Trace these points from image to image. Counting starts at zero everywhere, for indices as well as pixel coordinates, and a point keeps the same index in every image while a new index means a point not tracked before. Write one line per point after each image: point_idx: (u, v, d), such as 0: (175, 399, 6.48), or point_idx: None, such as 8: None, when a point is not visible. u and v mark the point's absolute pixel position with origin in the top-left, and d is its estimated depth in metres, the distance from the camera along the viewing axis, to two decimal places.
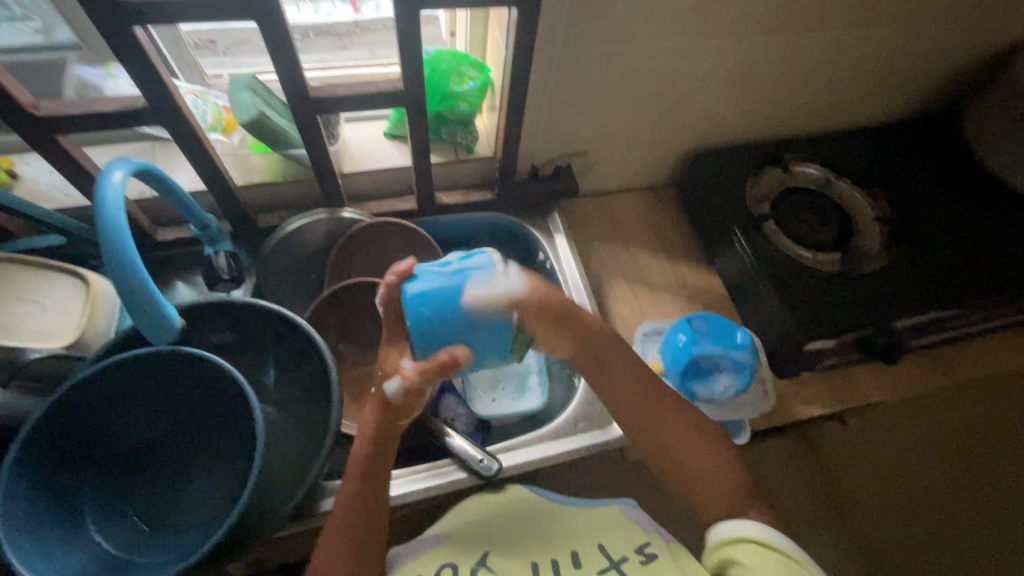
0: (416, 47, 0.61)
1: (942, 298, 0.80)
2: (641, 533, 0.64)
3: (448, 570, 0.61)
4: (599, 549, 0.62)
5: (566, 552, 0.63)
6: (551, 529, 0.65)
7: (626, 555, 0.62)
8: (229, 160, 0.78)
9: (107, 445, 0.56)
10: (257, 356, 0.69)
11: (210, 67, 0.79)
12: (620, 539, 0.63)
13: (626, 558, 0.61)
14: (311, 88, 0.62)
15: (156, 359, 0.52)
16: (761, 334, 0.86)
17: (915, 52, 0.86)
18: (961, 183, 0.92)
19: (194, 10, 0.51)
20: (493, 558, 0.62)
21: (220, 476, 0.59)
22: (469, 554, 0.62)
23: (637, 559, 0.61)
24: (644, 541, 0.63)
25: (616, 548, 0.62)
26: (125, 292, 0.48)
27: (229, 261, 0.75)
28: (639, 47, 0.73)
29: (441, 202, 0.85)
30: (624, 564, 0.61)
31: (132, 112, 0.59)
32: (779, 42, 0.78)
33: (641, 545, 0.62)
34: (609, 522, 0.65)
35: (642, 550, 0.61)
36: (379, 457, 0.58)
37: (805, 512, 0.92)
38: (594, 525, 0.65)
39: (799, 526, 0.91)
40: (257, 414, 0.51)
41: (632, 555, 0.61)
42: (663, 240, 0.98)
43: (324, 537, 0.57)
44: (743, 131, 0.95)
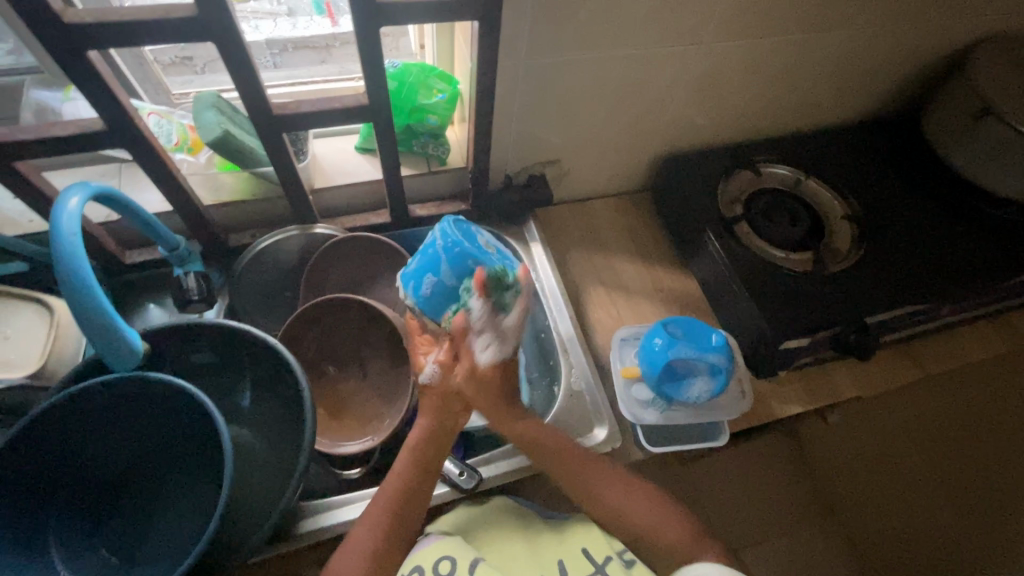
0: (379, 62, 0.61)
1: (909, 292, 0.81)
2: (621, 538, 0.63)
3: (445, 562, 0.59)
4: (581, 553, 0.62)
5: (550, 561, 0.61)
6: (535, 540, 0.63)
7: (609, 557, 0.61)
8: (195, 179, 0.77)
9: (74, 479, 0.55)
10: (231, 378, 0.68)
11: (177, 86, 0.79)
12: (601, 542, 0.62)
13: (608, 559, 0.61)
14: (272, 106, 0.61)
15: (120, 387, 0.51)
16: (737, 335, 0.87)
17: (878, 51, 0.88)
18: (925, 179, 0.94)
19: (147, 31, 0.50)
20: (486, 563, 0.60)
21: (193, 503, 0.58)
22: (466, 549, 0.60)
23: (620, 561, 0.60)
24: (624, 544, 0.62)
25: (597, 550, 0.62)
26: (84, 320, 0.47)
27: (199, 281, 0.73)
28: (605, 55, 0.73)
29: (415, 215, 0.85)
30: (608, 566, 0.60)
31: (90, 136, 0.58)
32: (743, 46, 0.79)
33: (621, 548, 0.62)
34: (587, 529, 0.64)
35: (624, 553, 0.61)
36: (422, 465, 0.63)
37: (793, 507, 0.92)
38: (570, 531, 0.64)
39: (789, 523, 0.91)
40: (225, 438, 0.50)
41: (614, 557, 0.61)
42: (639, 244, 0.99)
43: (353, 538, 0.58)
44: (713, 135, 0.96)
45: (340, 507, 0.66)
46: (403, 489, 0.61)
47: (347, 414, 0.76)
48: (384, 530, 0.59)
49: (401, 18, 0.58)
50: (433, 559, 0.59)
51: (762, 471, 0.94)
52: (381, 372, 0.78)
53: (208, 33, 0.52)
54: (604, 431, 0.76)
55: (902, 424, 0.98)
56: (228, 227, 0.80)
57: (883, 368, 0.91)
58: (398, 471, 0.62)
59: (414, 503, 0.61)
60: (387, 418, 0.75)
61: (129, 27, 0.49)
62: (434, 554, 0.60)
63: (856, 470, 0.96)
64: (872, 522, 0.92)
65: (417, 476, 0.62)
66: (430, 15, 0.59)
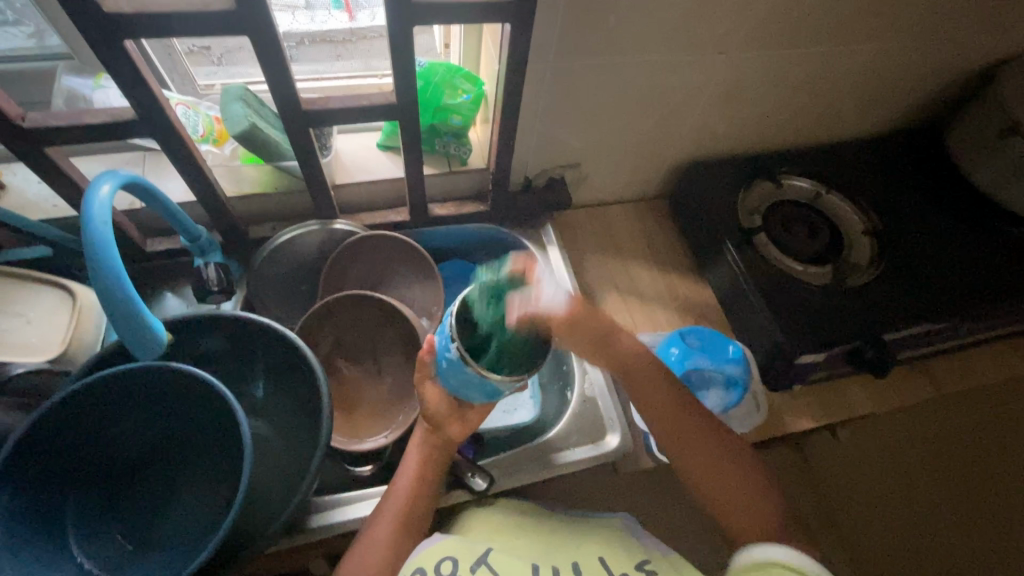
0: (410, 60, 0.61)
1: (928, 310, 0.81)
2: (641, 549, 0.62)
3: (448, 564, 0.60)
4: (599, 562, 0.61)
5: (567, 562, 0.62)
6: (553, 540, 0.65)
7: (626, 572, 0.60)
8: (220, 171, 0.77)
9: (92, 463, 0.55)
10: (248, 370, 0.68)
11: (203, 77, 0.80)
12: (623, 554, 0.62)
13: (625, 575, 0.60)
14: (301, 101, 0.61)
15: (143, 376, 0.51)
16: (752, 347, 0.86)
17: (906, 65, 0.87)
18: (948, 196, 0.93)
19: (184, 22, 0.50)
20: (494, 557, 0.61)
21: (208, 492, 0.58)
22: (469, 551, 0.62)
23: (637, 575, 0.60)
24: (646, 556, 0.61)
25: (616, 563, 0.61)
26: (110, 308, 0.47)
27: (218, 273, 0.72)
28: (633, 61, 0.73)
29: (434, 214, 0.85)
30: None
31: (122, 124, 0.58)
32: (771, 57, 0.78)
33: (642, 561, 0.61)
34: (608, 536, 0.65)
35: (642, 566, 0.60)
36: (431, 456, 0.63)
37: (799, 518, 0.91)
38: (592, 538, 0.65)
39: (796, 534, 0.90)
40: (244, 429, 0.50)
41: (633, 572, 0.60)
42: (656, 251, 0.99)
43: (368, 536, 0.59)
44: (735, 144, 0.95)
45: (359, 502, 0.67)
46: (413, 491, 0.61)
47: (360, 410, 0.76)
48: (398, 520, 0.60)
49: (434, 17, 0.58)
50: (435, 560, 0.60)
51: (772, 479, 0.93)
52: (394, 370, 0.78)
53: (244, 27, 0.52)
54: (617, 438, 0.74)
55: (911, 442, 0.97)
56: (248, 219, 0.81)
57: (897, 386, 0.91)
58: (403, 486, 0.61)
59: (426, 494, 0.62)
60: (402, 415, 0.75)
61: (167, 19, 0.49)
62: (433, 555, 0.61)
63: (862, 482, 0.95)
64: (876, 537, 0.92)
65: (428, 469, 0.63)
66: (463, 15, 0.59)
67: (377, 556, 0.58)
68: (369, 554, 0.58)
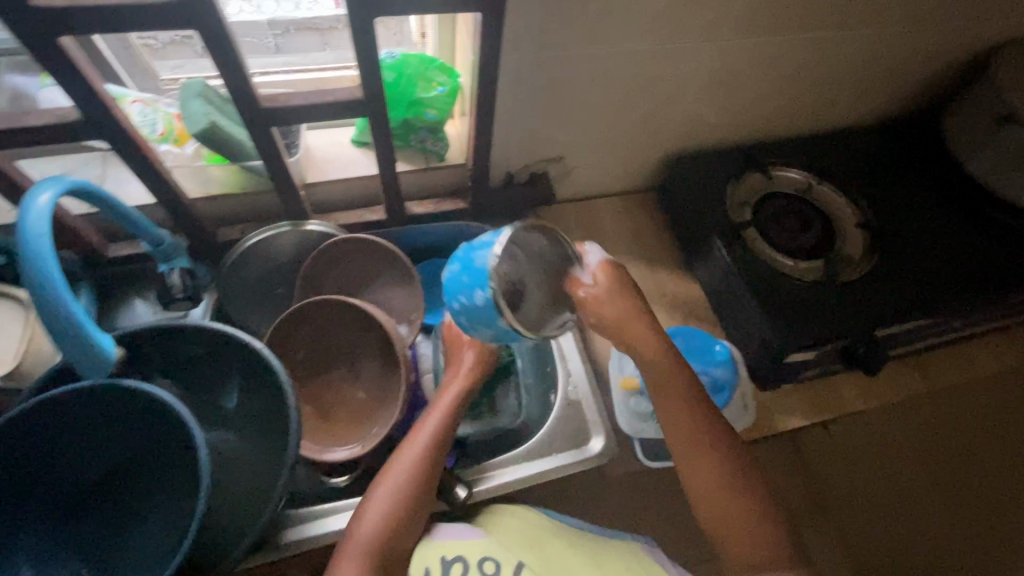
0: (374, 54, 0.57)
1: (921, 305, 0.78)
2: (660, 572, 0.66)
3: (490, 563, 0.65)
4: None
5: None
6: (578, 553, 0.67)
7: None
8: (182, 172, 0.72)
9: (46, 487, 0.52)
10: (216, 380, 0.65)
11: (168, 70, 0.75)
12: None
13: None
14: (261, 99, 0.58)
15: (92, 397, 0.48)
16: (742, 345, 0.84)
17: (902, 50, 0.83)
18: (943, 187, 0.90)
19: (124, 17, 0.47)
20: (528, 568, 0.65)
21: (169, 515, 0.55)
22: (509, 556, 0.65)
23: None
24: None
25: None
26: (53, 329, 0.44)
27: (183, 278, 0.70)
28: (614, 50, 0.70)
29: (411, 212, 0.82)
30: None
31: (67, 127, 0.54)
32: (760, 44, 0.75)
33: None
34: (627, 554, 0.67)
35: None
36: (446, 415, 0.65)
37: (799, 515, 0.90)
38: (615, 554, 0.67)
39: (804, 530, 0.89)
40: (202, 450, 0.48)
41: None
42: (644, 246, 0.96)
43: (377, 492, 0.60)
44: (724, 134, 0.92)
45: (334, 515, 0.65)
46: (427, 448, 0.63)
47: (336, 417, 0.74)
48: (410, 473, 0.61)
49: (398, 9, 0.55)
50: (478, 558, 0.65)
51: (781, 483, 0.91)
52: (372, 376, 0.75)
53: (190, 21, 0.48)
54: (601, 441, 0.72)
55: (913, 436, 0.95)
56: (217, 220, 0.77)
57: (890, 382, 0.89)
58: (423, 438, 0.63)
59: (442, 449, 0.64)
60: (378, 423, 0.72)
61: (104, 14, 0.46)
62: (477, 552, 0.65)
63: (864, 476, 0.94)
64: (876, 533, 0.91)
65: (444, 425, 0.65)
66: (429, 6, 0.55)
67: (376, 521, 0.58)
68: (371, 518, 0.58)
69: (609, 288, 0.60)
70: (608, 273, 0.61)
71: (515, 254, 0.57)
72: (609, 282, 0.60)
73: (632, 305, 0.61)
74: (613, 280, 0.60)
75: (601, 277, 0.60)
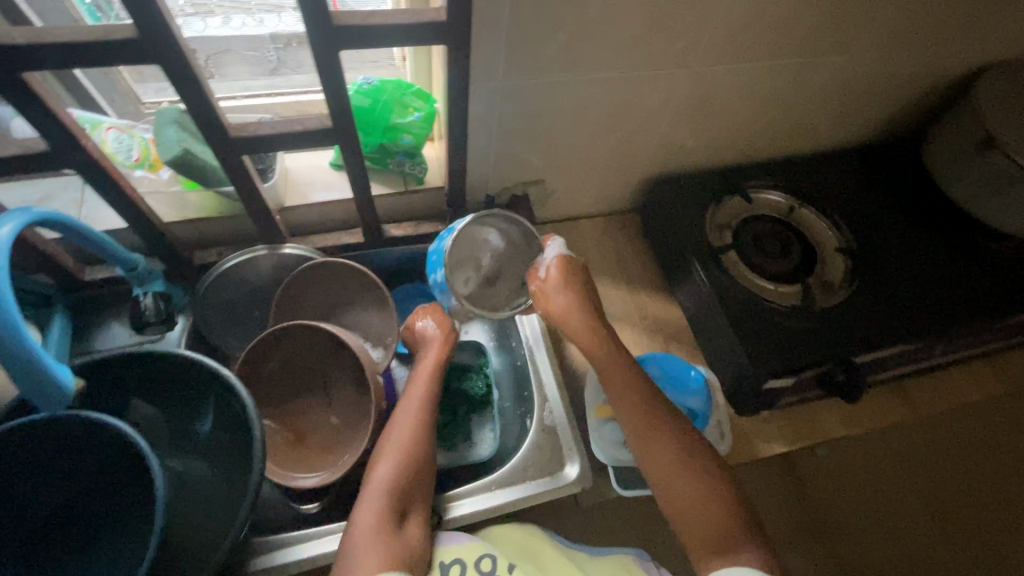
0: (341, 85, 0.57)
1: (900, 331, 0.78)
2: None
3: (488, 561, 0.66)
4: None
5: None
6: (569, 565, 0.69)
7: None
8: (156, 197, 0.73)
9: (7, 520, 0.51)
10: (187, 405, 0.65)
11: (149, 95, 0.76)
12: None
13: None
14: (230, 128, 0.58)
15: (47, 428, 0.48)
16: (721, 369, 0.84)
17: (878, 75, 0.83)
18: (924, 211, 0.90)
19: (87, 53, 0.47)
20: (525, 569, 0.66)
21: (133, 546, 0.53)
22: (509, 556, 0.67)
23: None
24: None
25: None
26: (8, 362, 0.44)
27: (157, 303, 0.70)
28: (586, 78, 0.70)
29: (389, 235, 0.83)
30: None
31: (34, 157, 0.55)
32: (735, 71, 0.75)
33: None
34: (619, 569, 0.69)
35: None
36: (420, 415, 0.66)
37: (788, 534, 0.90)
38: (607, 569, 0.69)
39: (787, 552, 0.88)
40: (158, 478, 0.47)
41: None
42: (625, 268, 0.96)
43: (364, 498, 0.60)
44: (704, 158, 0.92)
45: (300, 544, 0.65)
46: (407, 448, 0.63)
47: (308, 442, 0.73)
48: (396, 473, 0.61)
49: (363, 41, 0.55)
50: (477, 556, 0.65)
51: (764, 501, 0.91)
52: (345, 400, 0.75)
53: (152, 55, 0.49)
54: (576, 468, 0.72)
55: (900, 456, 0.95)
56: (194, 244, 0.78)
57: (872, 407, 0.88)
58: (402, 440, 0.64)
59: (423, 448, 0.64)
60: (349, 450, 0.71)
61: (65, 51, 0.46)
62: (475, 552, 0.66)
63: (852, 494, 0.93)
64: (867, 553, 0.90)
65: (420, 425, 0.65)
66: (394, 39, 0.56)
67: (371, 524, 0.57)
68: (365, 523, 0.57)
69: (558, 282, 0.70)
70: (562, 267, 0.71)
71: (476, 232, 0.73)
72: (560, 274, 0.70)
73: (576, 300, 0.69)
74: (566, 274, 0.70)
75: (553, 272, 0.70)
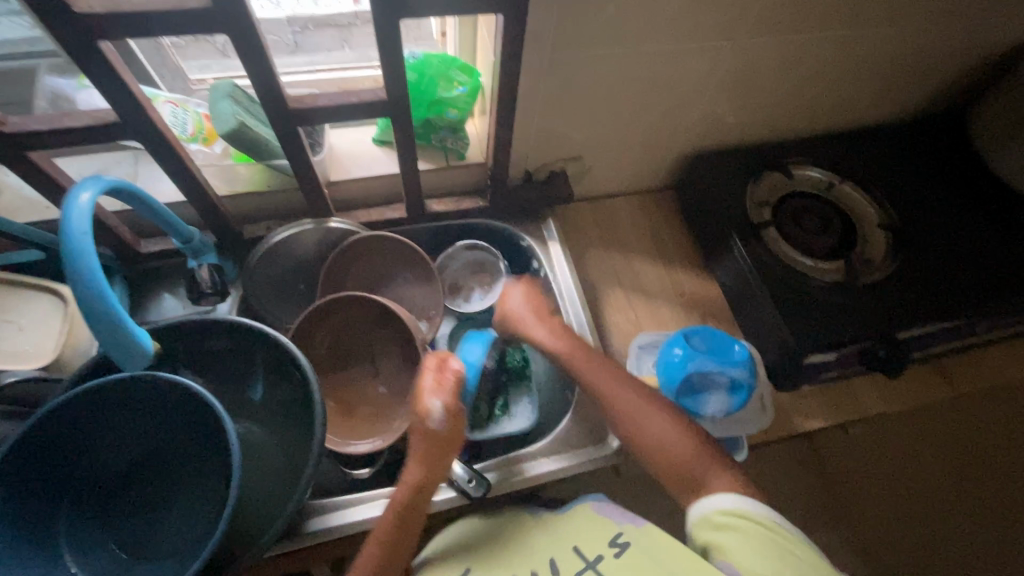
0: (398, 55, 0.58)
1: (945, 309, 0.77)
2: (613, 526, 0.60)
3: None
4: (574, 552, 0.59)
5: (546, 559, 0.60)
6: (532, 540, 0.62)
7: (602, 553, 0.58)
8: (209, 170, 0.75)
9: (87, 473, 0.54)
10: (245, 373, 0.67)
11: (195, 71, 0.77)
12: (596, 534, 0.60)
13: (601, 556, 0.58)
14: (288, 99, 0.59)
15: (127, 388, 0.50)
16: (761, 345, 0.84)
17: (927, 47, 0.82)
18: (968, 186, 0.89)
19: (162, 22, 0.48)
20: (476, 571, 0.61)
21: (202, 502, 0.56)
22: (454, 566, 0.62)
23: (611, 554, 0.57)
24: (618, 531, 0.59)
25: (589, 547, 0.59)
26: (95, 323, 0.46)
27: (212, 274, 0.72)
28: (634, 49, 0.70)
29: (431, 210, 0.83)
30: (600, 563, 0.57)
31: (103, 127, 0.56)
32: (782, 43, 0.74)
33: (614, 536, 0.59)
34: (580, 523, 0.62)
35: (614, 543, 0.58)
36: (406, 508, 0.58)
37: (813, 514, 0.91)
38: (569, 526, 0.62)
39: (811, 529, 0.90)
40: (233, 438, 0.49)
41: (607, 550, 0.58)
42: (662, 246, 0.96)
43: None
44: (743, 134, 0.92)
45: (353, 507, 0.67)
46: (387, 549, 0.57)
47: (357, 412, 0.75)
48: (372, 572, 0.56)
49: (421, 10, 0.55)
50: None
51: (785, 475, 0.93)
52: (392, 371, 0.77)
53: (221, 24, 0.50)
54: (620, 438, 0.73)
55: (927, 437, 0.95)
56: (242, 218, 0.79)
57: (911, 384, 0.88)
58: (378, 540, 0.57)
59: (404, 546, 0.58)
60: (397, 418, 0.73)
61: (143, 19, 0.47)
62: None
63: (877, 476, 0.93)
64: (888, 534, 0.91)
65: (403, 516, 0.58)
66: (451, 8, 0.56)
67: None
68: None
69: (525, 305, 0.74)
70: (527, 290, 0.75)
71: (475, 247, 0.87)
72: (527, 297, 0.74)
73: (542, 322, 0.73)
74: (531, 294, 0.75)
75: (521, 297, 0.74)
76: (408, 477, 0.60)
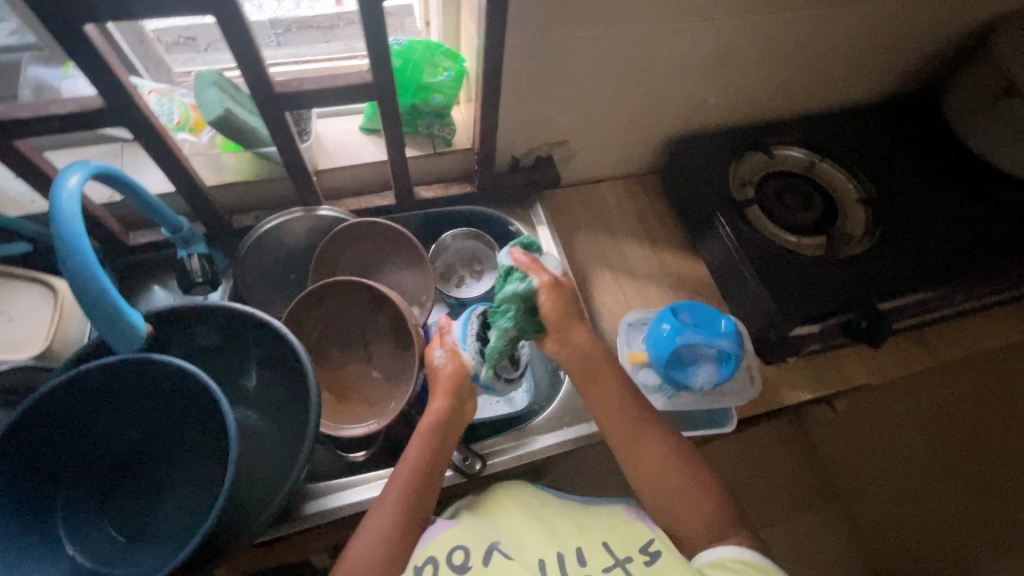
0: (383, 38, 0.59)
1: (925, 279, 0.79)
2: (646, 531, 0.60)
3: (460, 553, 0.58)
4: (604, 547, 0.59)
5: (573, 549, 0.59)
6: (557, 527, 0.61)
7: (631, 555, 0.58)
8: (198, 160, 0.75)
9: (85, 456, 0.55)
10: (240, 360, 0.68)
11: (179, 65, 0.78)
12: (627, 538, 0.60)
13: (631, 558, 0.57)
14: (275, 84, 0.60)
15: (122, 369, 0.50)
16: (747, 321, 0.85)
17: (900, 26, 0.84)
18: (941, 161, 0.91)
19: (145, 5, 0.48)
20: (506, 547, 0.59)
21: (201, 484, 0.58)
22: (482, 539, 0.60)
23: (641, 560, 0.57)
24: (650, 537, 0.59)
25: (619, 545, 0.59)
26: (88, 304, 0.47)
27: (202, 263, 0.72)
28: (614, 32, 0.71)
29: (420, 197, 0.84)
30: (629, 564, 0.57)
31: (90, 114, 0.56)
32: (759, 22, 0.76)
33: (646, 544, 0.59)
34: (610, 523, 0.62)
35: (646, 549, 0.58)
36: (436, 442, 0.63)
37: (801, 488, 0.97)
38: (598, 524, 0.62)
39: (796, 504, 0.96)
40: (229, 419, 0.49)
41: (637, 555, 0.58)
42: (649, 228, 0.97)
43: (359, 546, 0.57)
44: (724, 116, 0.94)
45: (350, 488, 0.67)
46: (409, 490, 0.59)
47: (352, 397, 0.76)
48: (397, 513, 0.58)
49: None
50: (447, 549, 0.59)
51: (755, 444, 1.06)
52: (385, 356, 0.77)
53: (205, 6, 0.50)
54: None
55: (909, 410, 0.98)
56: (232, 208, 0.80)
57: (895, 355, 0.90)
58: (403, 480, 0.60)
59: (427, 483, 0.61)
60: (392, 400, 0.74)
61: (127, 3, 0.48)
62: (445, 544, 0.59)
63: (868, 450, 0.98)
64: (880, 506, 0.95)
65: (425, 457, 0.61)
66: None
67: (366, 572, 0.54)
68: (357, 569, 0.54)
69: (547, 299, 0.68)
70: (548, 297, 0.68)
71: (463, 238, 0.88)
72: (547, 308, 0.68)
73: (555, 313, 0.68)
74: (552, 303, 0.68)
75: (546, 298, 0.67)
76: (432, 407, 0.64)
